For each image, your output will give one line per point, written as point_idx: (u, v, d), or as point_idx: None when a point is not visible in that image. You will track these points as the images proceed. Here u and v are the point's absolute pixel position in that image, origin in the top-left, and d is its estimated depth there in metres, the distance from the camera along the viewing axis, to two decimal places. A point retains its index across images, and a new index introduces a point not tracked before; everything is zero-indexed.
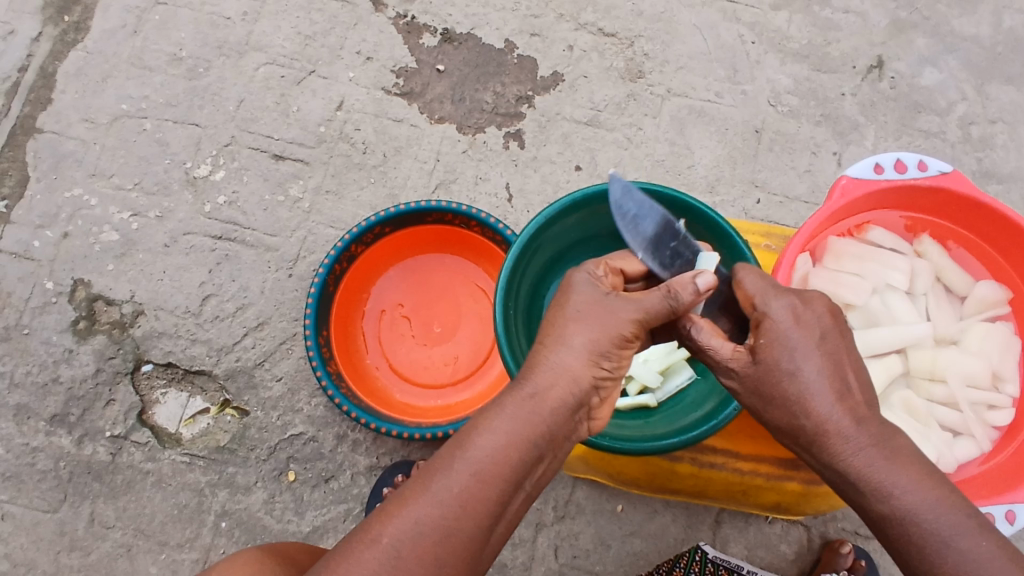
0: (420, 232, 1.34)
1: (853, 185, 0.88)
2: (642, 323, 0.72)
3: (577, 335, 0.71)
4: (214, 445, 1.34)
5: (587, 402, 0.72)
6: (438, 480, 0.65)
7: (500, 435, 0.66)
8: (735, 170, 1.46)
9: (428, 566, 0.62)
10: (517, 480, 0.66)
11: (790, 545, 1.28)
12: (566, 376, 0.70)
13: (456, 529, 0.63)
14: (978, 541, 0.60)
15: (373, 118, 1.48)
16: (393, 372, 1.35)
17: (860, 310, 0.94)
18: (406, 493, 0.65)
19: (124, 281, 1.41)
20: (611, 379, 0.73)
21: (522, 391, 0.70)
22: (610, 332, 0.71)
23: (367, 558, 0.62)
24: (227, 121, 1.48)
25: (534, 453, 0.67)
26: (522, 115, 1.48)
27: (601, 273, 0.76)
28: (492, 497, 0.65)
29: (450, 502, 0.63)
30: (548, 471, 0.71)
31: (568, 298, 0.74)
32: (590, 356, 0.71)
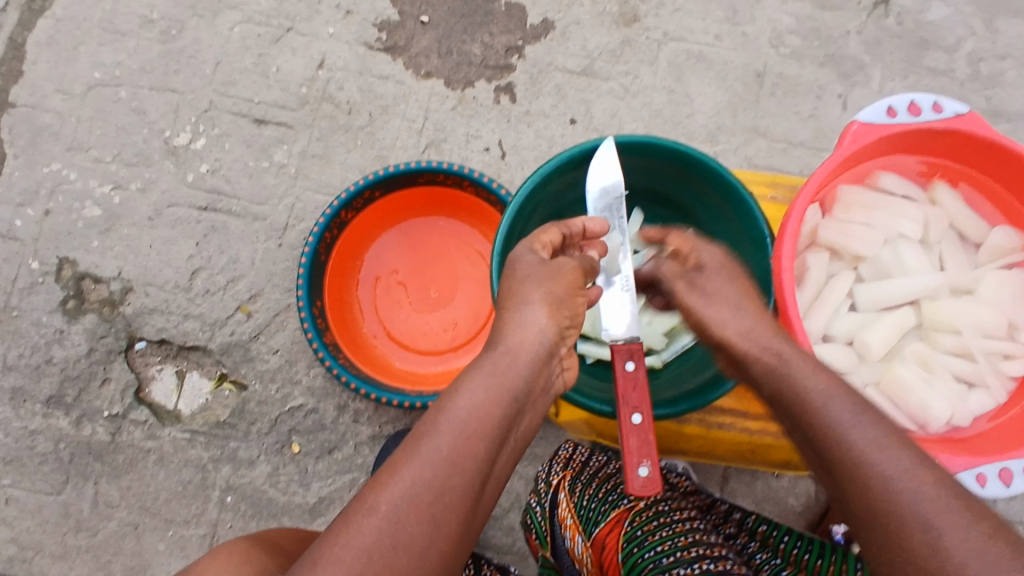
0: (411, 194, 1.30)
1: (864, 131, 0.83)
2: (580, 275, 0.78)
3: (535, 291, 0.75)
4: (214, 420, 1.32)
5: (556, 352, 0.77)
6: (425, 443, 0.63)
7: (480, 392, 0.67)
8: (737, 118, 1.40)
9: (426, 526, 0.60)
10: (501, 435, 0.67)
11: (798, 498, 1.26)
12: (534, 330, 0.73)
13: (451, 487, 0.62)
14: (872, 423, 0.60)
15: (357, 76, 1.42)
16: (390, 339, 1.32)
17: (871, 263, 0.90)
18: (395, 460, 0.63)
19: (111, 258, 1.37)
20: (572, 327, 0.78)
21: (496, 351, 0.72)
22: (563, 280, 0.76)
23: (365, 526, 0.59)
24: (205, 85, 1.42)
25: (514, 406, 0.69)
26: (512, 66, 1.42)
27: (539, 248, 0.79)
28: (480, 455, 0.64)
29: (440, 463, 0.62)
30: (527, 424, 0.74)
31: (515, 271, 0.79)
32: (551, 305, 0.75)
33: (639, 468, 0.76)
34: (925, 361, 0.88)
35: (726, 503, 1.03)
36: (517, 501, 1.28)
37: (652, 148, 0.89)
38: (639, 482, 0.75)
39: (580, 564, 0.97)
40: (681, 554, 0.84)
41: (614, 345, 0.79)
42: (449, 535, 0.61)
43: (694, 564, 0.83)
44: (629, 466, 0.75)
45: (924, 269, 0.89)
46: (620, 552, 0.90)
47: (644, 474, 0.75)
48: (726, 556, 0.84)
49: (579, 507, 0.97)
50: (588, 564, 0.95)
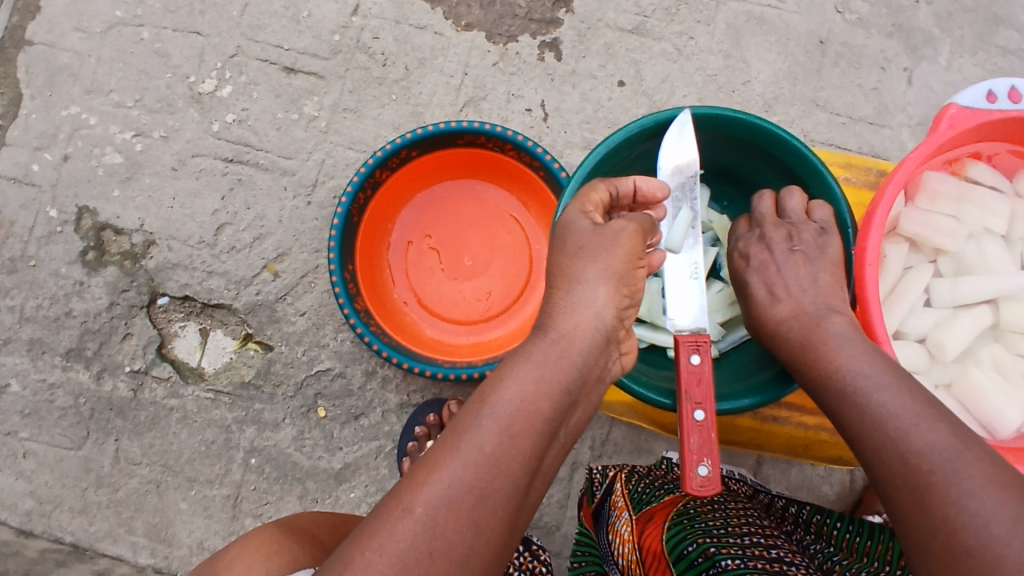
0: (449, 155, 1.24)
1: (963, 116, 0.77)
2: (641, 236, 0.73)
3: (590, 270, 0.70)
4: (239, 380, 1.29)
5: (612, 338, 0.71)
6: (468, 439, 0.57)
7: (528, 383, 0.62)
8: (795, 88, 1.32)
9: (467, 533, 0.54)
10: (550, 430, 0.61)
11: (833, 487, 1.23)
12: (590, 313, 0.69)
13: (495, 489, 0.56)
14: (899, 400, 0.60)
15: (393, 24, 1.33)
16: (421, 306, 1.27)
17: (952, 258, 0.85)
18: (435, 454, 0.57)
19: (132, 209, 1.32)
20: (631, 306, 0.73)
21: (546, 338, 0.67)
22: (620, 255, 0.71)
23: (399, 529, 0.53)
24: (232, 28, 1.34)
25: (564, 400, 0.63)
26: (559, 22, 1.33)
27: (589, 210, 0.76)
28: (527, 452, 0.58)
29: (483, 461, 0.56)
30: (578, 420, 0.67)
31: (568, 241, 0.74)
32: (608, 285, 0.70)
33: (698, 467, 0.72)
34: (1001, 365, 0.83)
35: (782, 501, 1.02)
36: None
37: (731, 123, 0.82)
38: (697, 482, 0.71)
39: (616, 540, 0.95)
40: (731, 528, 0.83)
41: (676, 336, 0.76)
42: (490, 542, 0.55)
43: (746, 536, 0.82)
44: (688, 465, 0.72)
45: (1008, 267, 0.84)
46: (668, 521, 0.89)
47: (703, 473, 0.71)
48: (773, 535, 0.85)
49: (633, 492, 1.00)
50: (626, 534, 0.93)
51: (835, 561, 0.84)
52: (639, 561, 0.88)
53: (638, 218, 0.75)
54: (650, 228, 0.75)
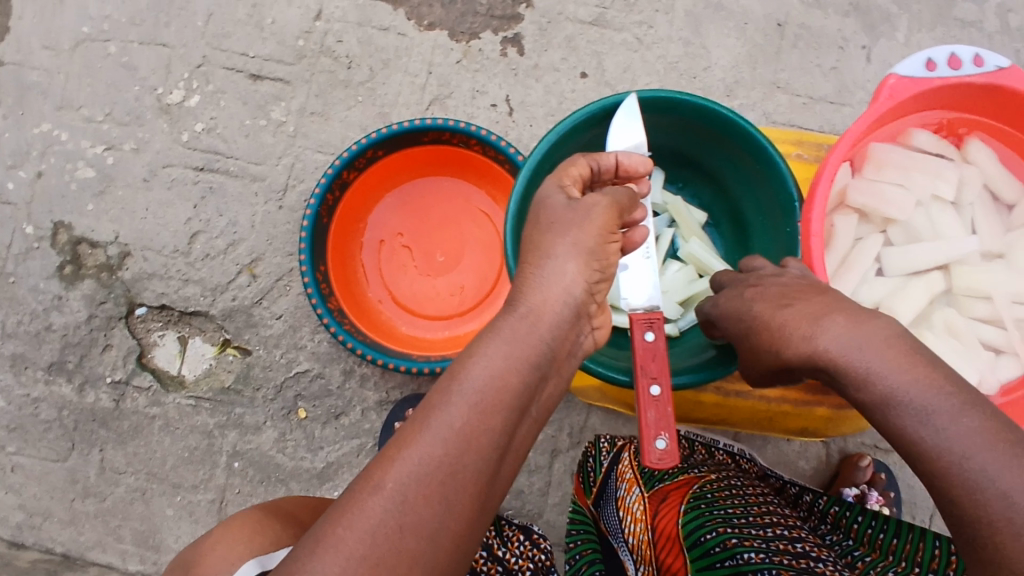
0: (416, 153, 1.25)
1: (902, 86, 0.78)
2: (615, 211, 0.71)
3: (561, 244, 0.68)
4: (218, 386, 1.30)
5: (584, 313, 0.69)
6: (437, 416, 0.57)
7: (497, 359, 0.60)
8: (756, 71, 1.33)
9: (437, 508, 0.54)
10: (522, 405, 0.60)
11: (808, 461, 1.25)
12: (560, 288, 0.66)
13: (464, 465, 0.55)
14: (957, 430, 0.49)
15: (356, 27, 1.35)
16: (396, 304, 1.29)
17: (902, 226, 0.87)
18: (404, 432, 0.57)
19: (107, 221, 1.33)
20: (603, 281, 0.71)
21: (516, 314, 0.65)
22: (591, 229, 0.69)
23: (370, 506, 0.53)
24: (197, 38, 1.35)
25: (535, 375, 0.62)
26: (520, 17, 1.35)
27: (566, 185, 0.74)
28: (497, 428, 0.57)
29: (452, 439, 0.55)
30: (550, 394, 0.66)
31: (543, 216, 0.73)
32: (578, 260, 0.68)
33: (657, 441, 0.73)
34: (955, 329, 0.85)
35: (795, 491, 1.02)
36: (526, 466, 1.26)
37: (676, 105, 0.83)
38: (656, 455, 0.72)
39: (626, 518, 0.95)
40: (753, 518, 0.82)
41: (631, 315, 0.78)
42: (462, 516, 0.55)
43: (767, 527, 0.80)
44: (646, 439, 0.73)
45: (957, 233, 0.86)
46: (684, 505, 0.88)
47: (662, 446, 0.72)
48: (795, 525, 0.83)
49: (642, 466, 1.01)
50: (638, 512, 0.94)
51: (857, 558, 0.82)
52: (649, 542, 0.88)
53: (615, 194, 0.74)
54: (626, 204, 0.73)
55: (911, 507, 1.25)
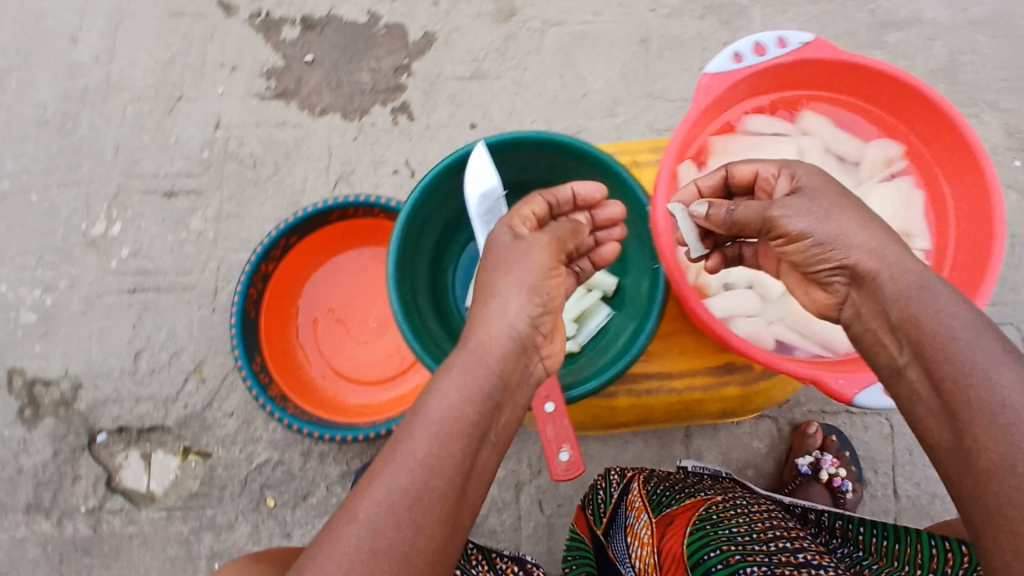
0: (328, 233, 1.32)
1: (716, 81, 0.84)
2: (556, 246, 0.75)
3: (502, 282, 0.71)
4: (187, 492, 1.33)
5: (531, 343, 0.71)
6: (402, 449, 0.61)
7: (452, 392, 0.63)
8: (631, 87, 1.41)
9: (406, 532, 0.57)
10: (479, 431, 0.63)
11: (762, 440, 1.29)
12: (506, 323, 0.69)
13: (427, 492, 0.59)
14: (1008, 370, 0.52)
15: (255, 128, 1.43)
16: (338, 377, 1.33)
17: None
18: (375, 467, 0.61)
19: (56, 358, 1.39)
20: (548, 314, 0.73)
21: (464, 348, 0.68)
22: (531, 266, 0.72)
23: (346, 536, 0.58)
24: (110, 170, 1.43)
25: (490, 402, 0.65)
26: (403, 86, 1.43)
27: (519, 221, 0.75)
28: (457, 455, 0.61)
29: (416, 468, 0.59)
30: (510, 418, 0.69)
31: (490, 255, 0.74)
32: (520, 295, 0.70)
33: (560, 454, 0.77)
34: None
35: (800, 509, 1.04)
36: (493, 505, 1.28)
37: (521, 142, 0.90)
38: (562, 467, 0.76)
39: (633, 543, 0.96)
40: (758, 535, 0.85)
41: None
42: (431, 536, 0.59)
43: (771, 542, 0.83)
44: (550, 454, 0.77)
45: None
46: (690, 528, 0.91)
47: (565, 458, 0.76)
48: (800, 535, 0.86)
49: (651, 495, 1.03)
50: (645, 537, 0.95)
51: (864, 565, 0.83)
52: (657, 565, 0.90)
53: (558, 230, 0.77)
54: (568, 239, 0.76)
55: (870, 462, 1.29)
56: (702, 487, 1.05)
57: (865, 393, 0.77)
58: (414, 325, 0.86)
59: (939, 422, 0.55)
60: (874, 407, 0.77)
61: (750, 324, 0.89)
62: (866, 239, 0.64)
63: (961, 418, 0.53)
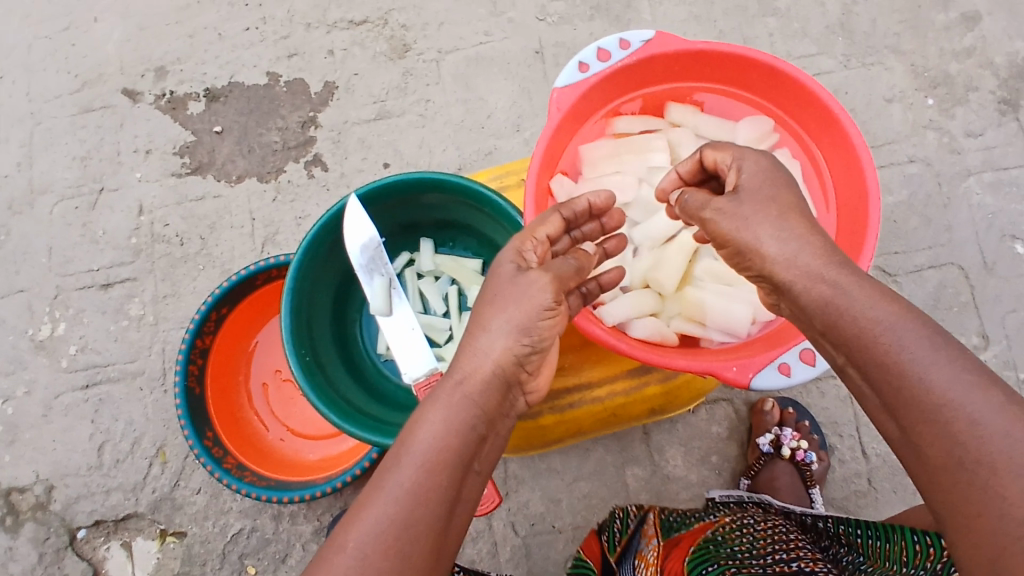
0: (262, 297, 1.34)
1: (566, 94, 0.85)
2: (558, 283, 0.71)
3: (495, 318, 0.69)
4: (169, 574, 1.34)
5: (516, 378, 0.70)
6: (388, 482, 0.60)
7: (439, 423, 0.63)
8: (533, 98, 1.42)
9: (394, 560, 0.56)
10: (465, 463, 0.62)
11: (721, 425, 1.29)
12: (493, 359, 0.67)
13: (416, 519, 0.58)
14: (941, 361, 0.52)
15: (176, 206, 1.45)
16: (296, 436, 1.36)
17: (637, 204, 0.92)
18: (363, 496, 0.60)
19: (24, 465, 1.41)
20: (537, 352, 0.70)
21: (451, 381, 0.67)
22: (524, 299, 0.70)
23: (336, 564, 0.56)
24: (46, 273, 1.46)
25: (476, 436, 0.64)
26: (312, 138, 1.45)
27: (527, 248, 0.74)
28: (444, 485, 0.60)
29: (403, 497, 0.58)
30: (493, 452, 0.68)
31: (492, 284, 0.74)
32: (510, 335, 0.68)
33: None
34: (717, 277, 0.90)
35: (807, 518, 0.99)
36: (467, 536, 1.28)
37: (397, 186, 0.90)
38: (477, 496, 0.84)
39: (638, 563, 0.91)
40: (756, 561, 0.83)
41: (416, 387, 0.85)
42: (419, 565, 0.57)
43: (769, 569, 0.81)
44: None
45: None
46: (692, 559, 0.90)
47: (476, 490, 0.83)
48: (802, 552, 0.85)
49: (663, 524, 1.01)
50: (650, 557, 0.91)
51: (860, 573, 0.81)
52: None
53: (560, 265, 0.73)
54: (574, 274, 0.74)
55: (834, 427, 1.28)
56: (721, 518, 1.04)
57: (761, 375, 0.76)
58: (318, 385, 0.87)
59: (885, 420, 0.56)
60: (774, 387, 0.76)
61: (647, 325, 0.88)
62: (778, 250, 0.63)
63: (903, 417, 0.54)
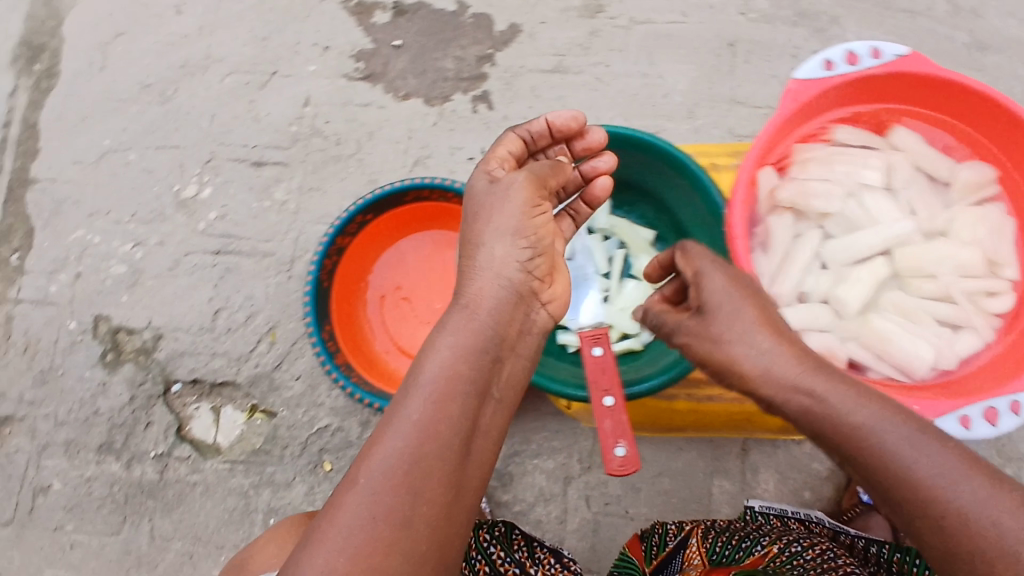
0: (403, 213, 1.36)
1: (805, 88, 0.83)
2: (533, 184, 0.86)
3: (489, 233, 0.83)
4: (250, 448, 1.40)
5: (523, 291, 0.82)
6: (399, 413, 0.69)
7: (447, 352, 0.73)
8: (713, 91, 1.40)
9: (405, 494, 0.64)
10: (474, 391, 0.72)
11: (822, 463, 1.28)
12: (491, 279, 0.81)
13: (424, 453, 0.66)
14: (929, 444, 0.60)
15: (341, 107, 1.49)
16: (401, 353, 1.38)
17: (838, 217, 0.91)
18: (376, 436, 0.69)
19: (140, 309, 1.48)
20: (536, 258, 0.84)
21: (458, 306, 0.79)
22: (514, 212, 0.83)
23: (347, 503, 0.64)
24: (204, 137, 1.52)
25: (484, 360, 0.75)
26: (485, 75, 1.46)
27: (495, 166, 0.89)
28: (454, 414, 0.69)
29: (410, 432, 0.67)
30: (510, 371, 0.79)
31: (471, 204, 0.87)
32: (505, 242, 0.82)
33: (616, 449, 0.78)
34: (903, 309, 0.88)
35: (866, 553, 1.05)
36: (540, 495, 1.31)
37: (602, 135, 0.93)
38: (617, 461, 0.77)
39: None
40: None
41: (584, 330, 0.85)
42: (429, 499, 0.65)
43: None
44: (606, 448, 0.78)
45: (892, 217, 0.89)
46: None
47: (621, 453, 0.77)
48: None
49: (710, 551, 1.03)
50: None
51: None
52: None
53: (537, 168, 0.88)
54: (544, 177, 0.87)
55: None
56: (759, 534, 1.06)
57: (944, 420, 0.74)
58: None
59: (895, 513, 0.62)
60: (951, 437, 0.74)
61: (823, 339, 0.86)
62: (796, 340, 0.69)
63: (919, 515, 0.60)
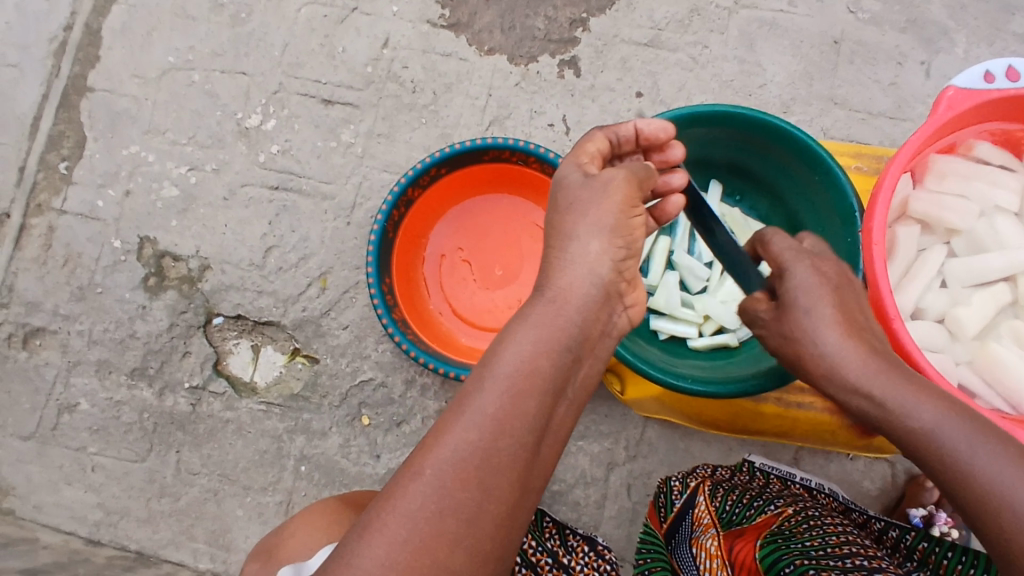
0: (476, 172, 1.31)
1: (962, 97, 0.79)
2: (632, 182, 0.74)
3: (581, 226, 0.72)
4: (288, 392, 1.37)
5: (615, 291, 0.71)
6: (470, 405, 0.60)
7: (526, 345, 0.63)
8: (812, 88, 1.34)
9: (473, 491, 0.57)
10: (554, 389, 0.63)
11: (872, 481, 1.25)
12: (583, 272, 0.69)
13: (497, 451, 0.58)
14: (1004, 451, 0.58)
15: (421, 54, 1.42)
16: (456, 316, 1.34)
17: (965, 236, 0.87)
18: (441, 425, 0.60)
19: (188, 237, 1.43)
20: (629, 258, 0.73)
21: (542, 297, 0.69)
22: (611, 206, 0.72)
23: (411, 491, 0.57)
24: (274, 67, 1.46)
25: (565, 357, 0.64)
26: (576, 40, 1.40)
27: (584, 161, 0.78)
28: (531, 413, 0.60)
29: (484, 425, 0.59)
30: (588, 376, 0.69)
31: (560, 197, 0.76)
32: (600, 238, 0.71)
33: None
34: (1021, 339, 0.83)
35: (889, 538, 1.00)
36: (581, 477, 1.28)
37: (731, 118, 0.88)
38: None
39: (699, 554, 0.93)
40: (831, 549, 0.81)
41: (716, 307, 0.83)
42: (499, 499, 0.58)
43: (846, 559, 0.79)
44: None
45: (1023, 244, 0.84)
46: (761, 540, 0.89)
47: None
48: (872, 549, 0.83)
49: (719, 510, 0.99)
50: (712, 548, 0.92)
51: None
52: None
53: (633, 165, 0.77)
54: (644, 176, 0.76)
55: None
56: (772, 496, 1.02)
57: None
58: None
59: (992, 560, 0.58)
60: None
61: (939, 360, 0.83)
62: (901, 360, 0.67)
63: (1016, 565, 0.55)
